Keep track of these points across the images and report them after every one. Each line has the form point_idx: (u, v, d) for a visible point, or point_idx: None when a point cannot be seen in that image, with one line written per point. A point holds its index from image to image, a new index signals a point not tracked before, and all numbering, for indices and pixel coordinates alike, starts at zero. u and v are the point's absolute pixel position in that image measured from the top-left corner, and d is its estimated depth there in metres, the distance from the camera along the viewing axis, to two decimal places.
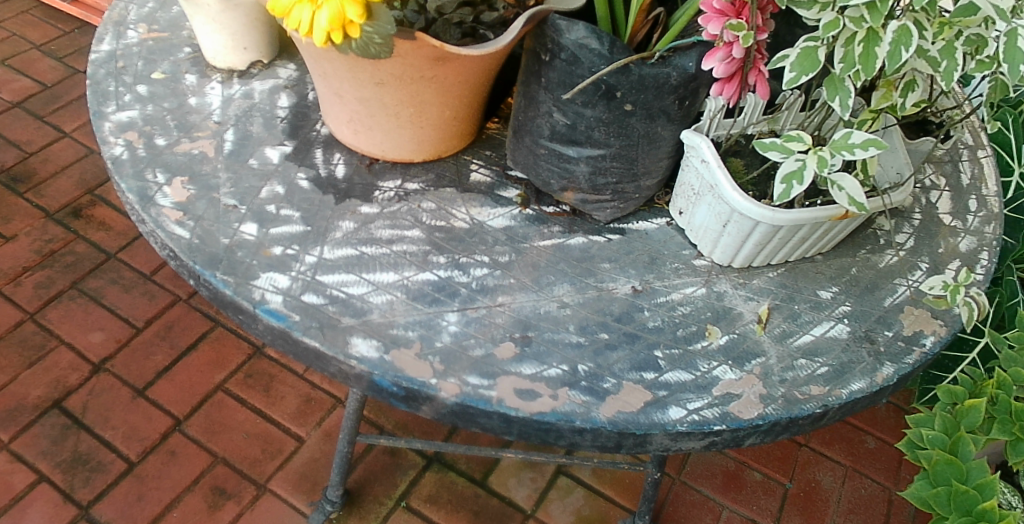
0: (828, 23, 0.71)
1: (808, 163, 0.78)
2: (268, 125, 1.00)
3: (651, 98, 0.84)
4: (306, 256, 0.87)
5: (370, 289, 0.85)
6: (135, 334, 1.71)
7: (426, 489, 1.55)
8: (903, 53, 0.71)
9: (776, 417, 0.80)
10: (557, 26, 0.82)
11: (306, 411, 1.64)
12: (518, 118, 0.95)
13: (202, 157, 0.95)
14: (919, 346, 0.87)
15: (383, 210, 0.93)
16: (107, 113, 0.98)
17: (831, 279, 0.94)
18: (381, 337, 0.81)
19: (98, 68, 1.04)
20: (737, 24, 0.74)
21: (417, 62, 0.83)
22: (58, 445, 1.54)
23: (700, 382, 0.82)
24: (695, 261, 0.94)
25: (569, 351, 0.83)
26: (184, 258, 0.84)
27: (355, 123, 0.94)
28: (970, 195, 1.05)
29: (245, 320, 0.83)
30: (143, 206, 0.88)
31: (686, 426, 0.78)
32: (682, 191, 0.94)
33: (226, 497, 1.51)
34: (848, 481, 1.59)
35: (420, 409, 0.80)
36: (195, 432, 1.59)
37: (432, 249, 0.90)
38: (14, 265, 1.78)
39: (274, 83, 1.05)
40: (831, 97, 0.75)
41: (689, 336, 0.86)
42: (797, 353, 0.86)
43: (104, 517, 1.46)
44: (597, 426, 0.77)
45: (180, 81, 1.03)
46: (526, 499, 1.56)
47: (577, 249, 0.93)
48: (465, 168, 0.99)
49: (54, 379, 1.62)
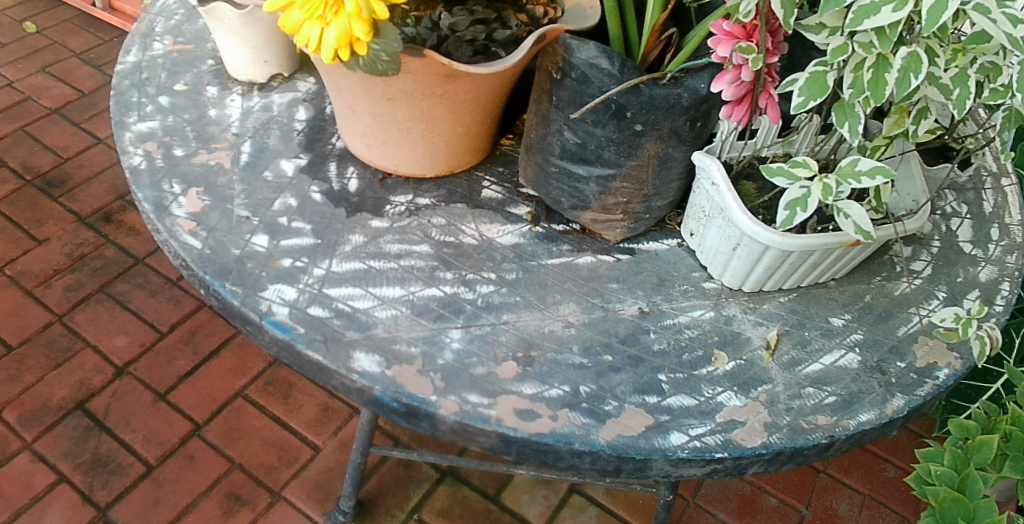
0: (836, 47, 0.71)
1: (813, 191, 0.77)
2: (284, 138, 1.01)
3: (662, 118, 0.84)
4: (315, 269, 0.88)
5: (376, 303, 0.86)
6: (158, 339, 1.73)
7: (438, 503, 1.54)
8: (912, 81, 0.70)
9: (780, 446, 0.78)
10: (568, 46, 0.82)
11: (322, 420, 1.64)
12: (529, 136, 0.95)
13: (218, 168, 0.96)
14: (932, 378, 0.85)
15: (393, 224, 0.94)
16: (129, 123, 1.00)
17: (844, 306, 0.92)
18: (384, 352, 0.81)
19: (123, 79, 1.06)
20: (746, 46, 0.74)
21: (427, 78, 0.83)
22: (79, 447, 1.56)
23: (703, 408, 0.81)
24: (704, 284, 0.93)
25: (572, 372, 0.83)
26: (195, 267, 0.86)
27: (369, 137, 0.95)
28: (992, 224, 1.03)
29: (251, 331, 0.84)
30: (159, 216, 0.90)
31: (686, 452, 0.77)
32: (694, 213, 0.93)
33: (240, 503, 1.52)
34: (865, 511, 1.55)
35: (420, 425, 0.80)
36: (213, 438, 1.60)
37: (439, 265, 0.91)
38: (45, 268, 1.82)
39: (293, 96, 1.06)
40: (840, 122, 0.75)
41: (695, 361, 0.85)
42: (805, 381, 0.84)
43: (121, 519, 1.48)
44: (596, 449, 0.76)
45: (202, 93, 1.05)
46: (538, 516, 1.55)
47: (585, 269, 0.93)
48: (477, 185, 1.00)
49: (79, 381, 1.65)
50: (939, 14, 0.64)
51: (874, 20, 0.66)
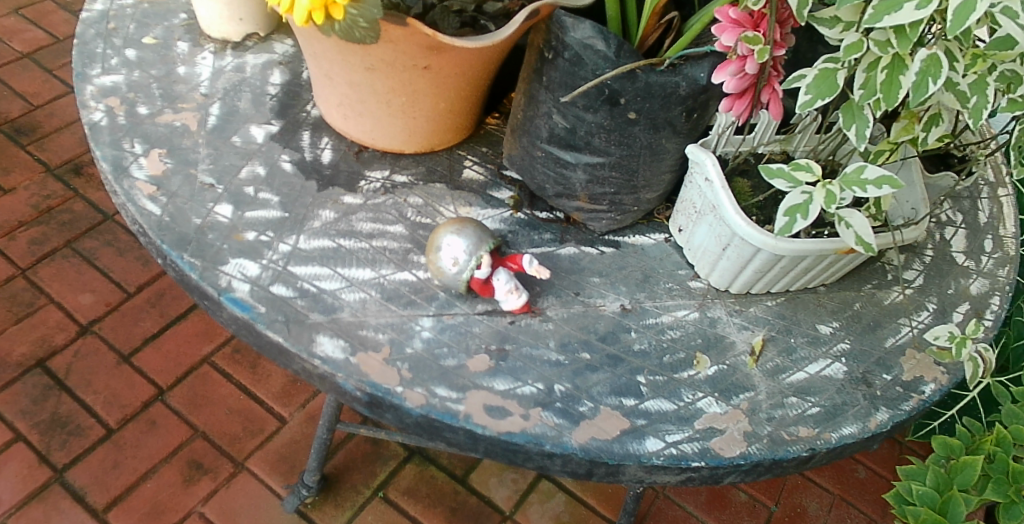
0: (851, 44, 0.67)
1: (816, 197, 0.73)
2: (256, 102, 0.95)
3: (657, 107, 0.79)
4: (280, 245, 0.83)
5: (343, 285, 0.81)
6: (124, 299, 1.66)
7: (404, 482, 1.49)
8: (930, 85, 0.66)
9: (759, 457, 0.75)
10: (562, 23, 0.77)
11: (290, 391, 1.58)
12: (517, 116, 0.90)
13: (184, 130, 0.90)
14: (918, 393, 0.82)
15: (367, 201, 0.89)
16: (92, 76, 0.94)
17: (832, 313, 0.88)
18: (350, 338, 0.77)
19: (88, 28, 1.00)
20: (753, 37, 0.69)
21: (411, 49, 0.78)
22: (38, 405, 1.50)
23: (682, 414, 0.77)
24: (690, 283, 0.89)
25: (546, 369, 0.78)
26: (152, 236, 0.81)
27: (345, 108, 0.90)
28: (986, 235, 0.99)
29: (210, 306, 0.79)
30: (118, 177, 0.84)
31: (662, 460, 0.73)
32: (684, 208, 0.89)
33: (202, 472, 1.46)
34: (834, 511, 1.53)
35: (385, 416, 0.76)
36: (176, 404, 1.54)
37: (413, 248, 0.86)
38: (9, 219, 1.73)
39: (268, 58, 1.00)
40: (848, 124, 0.71)
41: (676, 363, 0.81)
42: (788, 390, 0.80)
43: (77, 483, 1.42)
44: (568, 452, 0.73)
45: (171, 48, 0.99)
46: (505, 500, 1.50)
47: (566, 259, 0.89)
48: (458, 164, 0.95)
49: (40, 337, 1.58)
50: (964, 18, 0.60)
51: (895, 17, 0.62)
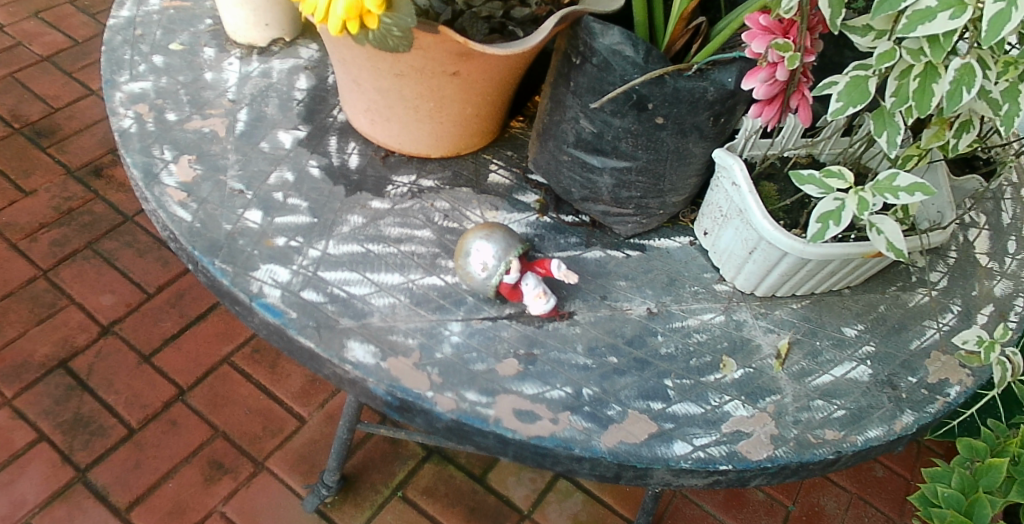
0: (883, 52, 0.68)
1: (848, 203, 0.73)
2: (283, 107, 0.96)
3: (685, 112, 0.79)
4: (310, 250, 0.84)
5: (372, 290, 0.82)
6: (145, 300, 1.67)
7: (423, 481, 1.50)
8: (964, 94, 0.66)
9: (786, 460, 0.75)
10: (591, 29, 0.78)
11: (309, 391, 1.59)
12: (542, 120, 0.91)
13: (212, 136, 0.91)
14: (943, 395, 0.82)
15: (394, 206, 0.90)
16: (120, 83, 0.95)
17: (856, 316, 0.88)
18: (380, 343, 0.77)
19: (115, 35, 1.00)
20: (783, 44, 0.70)
21: (440, 56, 0.79)
22: (61, 406, 1.51)
23: (709, 417, 0.77)
24: (716, 286, 0.89)
25: (574, 373, 0.79)
26: (183, 242, 0.81)
27: (372, 113, 0.90)
28: (1010, 236, 0.99)
29: (241, 311, 0.80)
30: (148, 184, 0.85)
31: (690, 463, 0.74)
32: (709, 211, 0.89)
33: (223, 471, 1.48)
34: (852, 510, 1.53)
35: (414, 420, 0.77)
36: (197, 403, 1.55)
37: (441, 252, 0.86)
38: (31, 221, 1.75)
39: (294, 63, 1.01)
40: (879, 131, 0.72)
41: (702, 367, 0.82)
42: (814, 393, 0.81)
43: (100, 482, 1.44)
44: (597, 455, 0.73)
45: (198, 54, 0.99)
46: (523, 499, 1.51)
47: (592, 263, 0.89)
48: (483, 168, 0.95)
49: (62, 337, 1.59)
50: (999, 28, 0.60)
51: (928, 27, 0.63)
